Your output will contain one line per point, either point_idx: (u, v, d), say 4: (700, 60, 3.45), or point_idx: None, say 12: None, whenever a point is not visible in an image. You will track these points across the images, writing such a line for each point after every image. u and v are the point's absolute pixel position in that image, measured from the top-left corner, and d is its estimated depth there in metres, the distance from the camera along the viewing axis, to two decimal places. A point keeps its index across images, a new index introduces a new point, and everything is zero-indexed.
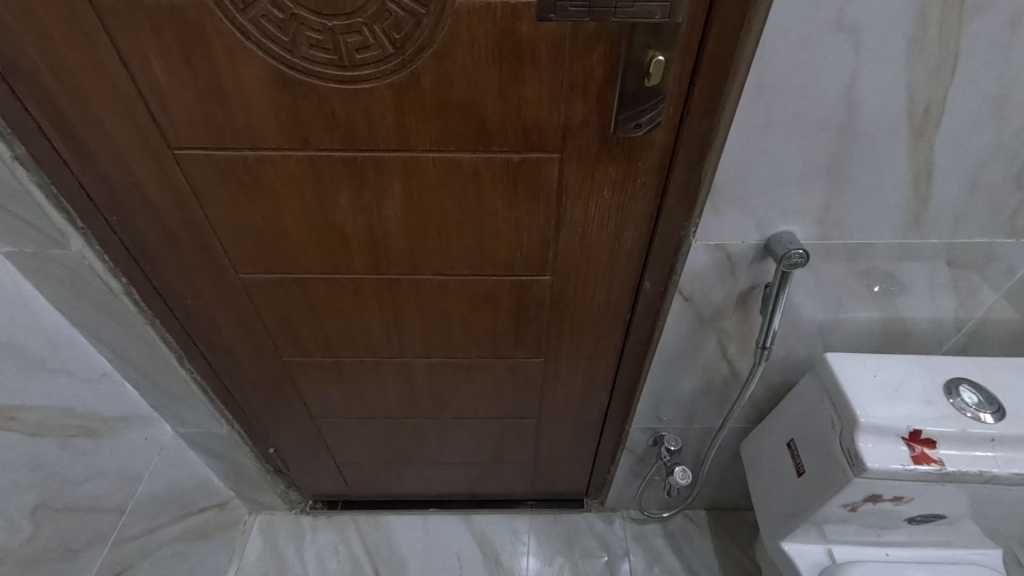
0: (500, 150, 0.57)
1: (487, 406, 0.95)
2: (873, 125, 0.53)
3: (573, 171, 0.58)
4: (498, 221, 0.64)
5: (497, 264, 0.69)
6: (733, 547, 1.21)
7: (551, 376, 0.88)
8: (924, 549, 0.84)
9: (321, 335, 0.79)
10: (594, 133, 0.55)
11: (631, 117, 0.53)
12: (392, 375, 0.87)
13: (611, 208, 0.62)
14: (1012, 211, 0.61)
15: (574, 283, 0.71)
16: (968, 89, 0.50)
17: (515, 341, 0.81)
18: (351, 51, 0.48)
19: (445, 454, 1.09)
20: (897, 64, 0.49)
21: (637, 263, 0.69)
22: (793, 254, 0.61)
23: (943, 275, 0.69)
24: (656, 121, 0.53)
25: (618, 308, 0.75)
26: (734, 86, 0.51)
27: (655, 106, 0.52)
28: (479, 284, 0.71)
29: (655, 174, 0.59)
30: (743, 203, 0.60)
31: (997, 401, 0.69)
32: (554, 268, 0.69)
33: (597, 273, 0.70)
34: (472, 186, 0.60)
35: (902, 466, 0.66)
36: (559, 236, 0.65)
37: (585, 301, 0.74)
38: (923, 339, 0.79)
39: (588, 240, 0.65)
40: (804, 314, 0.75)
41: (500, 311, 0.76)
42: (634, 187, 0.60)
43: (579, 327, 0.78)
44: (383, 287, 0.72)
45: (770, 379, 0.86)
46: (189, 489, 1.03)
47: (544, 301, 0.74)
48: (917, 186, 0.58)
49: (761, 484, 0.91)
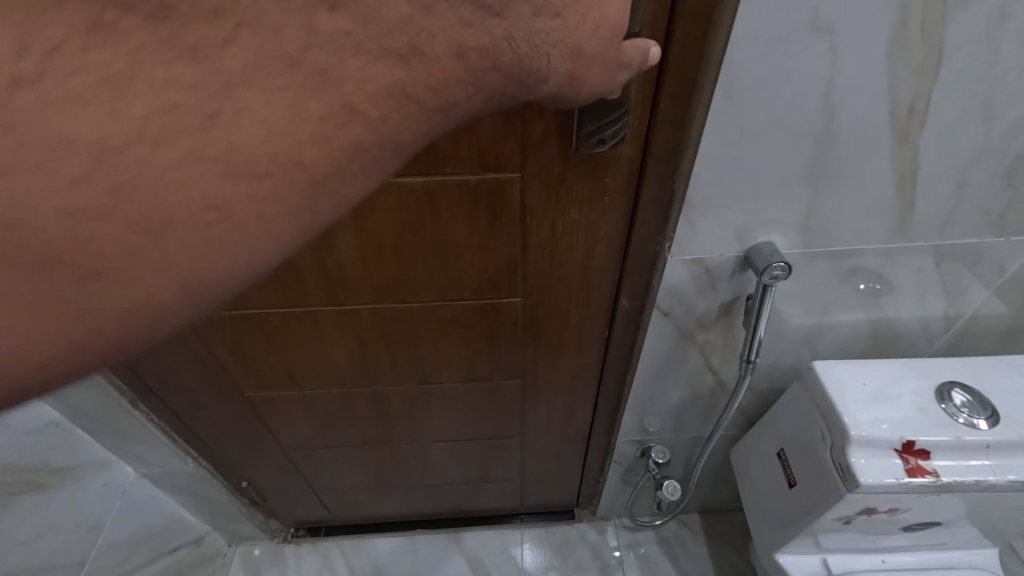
0: (455, 173, 0.52)
1: (466, 428, 0.91)
2: (854, 128, 0.49)
3: (536, 190, 0.54)
4: (459, 245, 0.59)
5: (464, 288, 0.64)
6: (728, 549, 1.19)
7: (530, 395, 0.84)
8: (920, 553, 0.82)
9: (283, 369, 0.74)
10: (555, 150, 0.50)
11: (593, 132, 0.48)
12: (364, 404, 0.83)
13: (580, 226, 0.58)
14: (1001, 210, 0.57)
15: (547, 304, 0.67)
16: (954, 87, 0.46)
17: (490, 364, 0.77)
18: None
19: (428, 476, 1.05)
20: (877, 65, 0.45)
21: (612, 281, 0.65)
22: (775, 268, 0.57)
23: (931, 275, 0.66)
24: (620, 135, 0.48)
25: (595, 326, 0.72)
26: (704, 95, 0.47)
27: (618, 120, 0.47)
28: (446, 309, 0.67)
29: (625, 189, 0.55)
30: (719, 215, 0.56)
31: (990, 405, 0.66)
32: (524, 289, 0.65)
33: (570, 292, 0.66)
34: (428, 210, 0.55)
35: (897, 479, 0.64)
36: (527, 257, 0.61)
37: (561, 321, 0.70)
38: (912, 340, 0.76)
39: (558, 260, 0.61)
40: (789, 322, 0.72)
41: (470, 335, 0.71)
42: (603, 204, 0.56)
43: (557, 346, 0.74)
44: (344, 318, 0.67)
45: (758, 386, 0.83)
46: (158, 529, 0.99)
47: (517, 322, 0.70)
48: (902, 189, 0.55)
49: (753, 493, 0.88)
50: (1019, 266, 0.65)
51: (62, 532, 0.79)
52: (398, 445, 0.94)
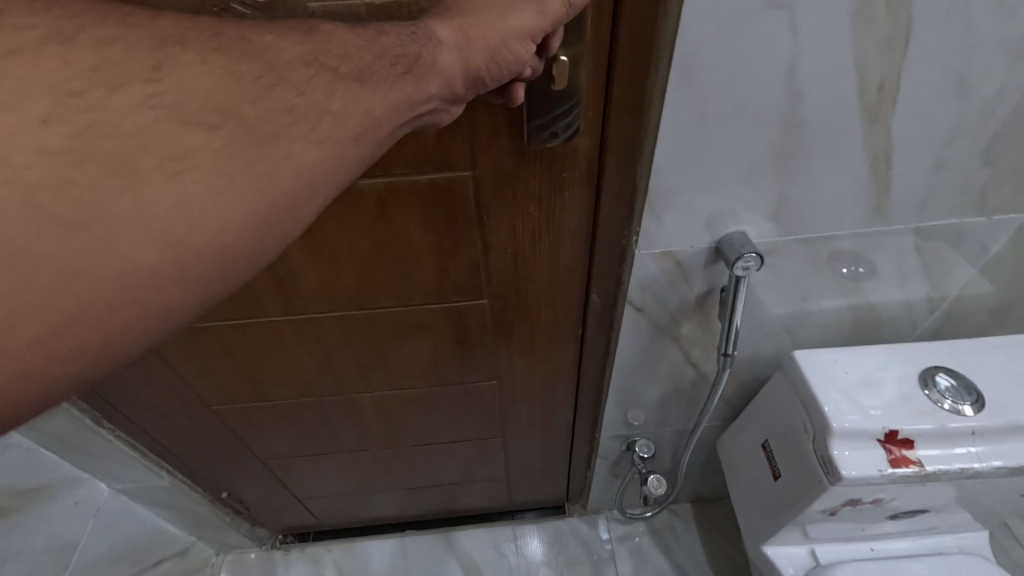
0: (402, 174, 0.49)
1: (446, 432, 0.89)
2: (821, 111, 0.46)
3: (491, 188, 0.51)
4: (417, 249, 0.56)
5: (428, 292, 0.62)
6: (720, 537, 1.18)
7: (507, 396, 0.82)
8: (909, 539, 0.80)
9: (248, 382, 0.72)
10: (507, 145, 0.47)
11: (544, 126, 0.45)
12: (335, 413, 0.80)
13: (542, 224, 0.55)
14: (981, 188, 0.55)
15: (515, 304, 0.65)
16: (926, 63, 0.44)
17: (463, 368, 0.74)
18: None
19: (412, 479, 1.03)
20: (842, 43, 0.42)
21: (582, 278, 0.62)
22: (747, 259, 0.54)
23: (911, 257, 0.64)
24: (573, 128, 0.46)
25: (568, 325, 0.69)
26: (660, 80, 0.44)
27: (569, 111, 0.45)
28: (409, 314, 0.64)
29: (587, 184, 0.52)
30: (686, 207, 0.54)
31: (975, 389, 0.64)
32: (489, 290, 0.62)
33: (538, 291, 0.63)
34: (378, 214, 0.53)
35: (879, 470, 0.62)
36: (489, 258, 0.58)
37: (532, 320, 0.68)
38: (895, 324, 0.74)
39: (523, 260, 0.59)
40: (767, 311, 0.70)
41: (438, 339, 0.69)
42: (565, 201, 0.53)
43: (530, 344, 0.72)
44: (304, 327, 0.64)
45: (739, 377, 0.81)
46: (138, 543, 0.97)
47: (486, 323, 0.67)
48: (876, 172, 0.52)
49: (739, 485, 0.87)
50: (1002, 247, 0.63)
51: (31, 556, 0.77)
52: (377, 450, 0.92)
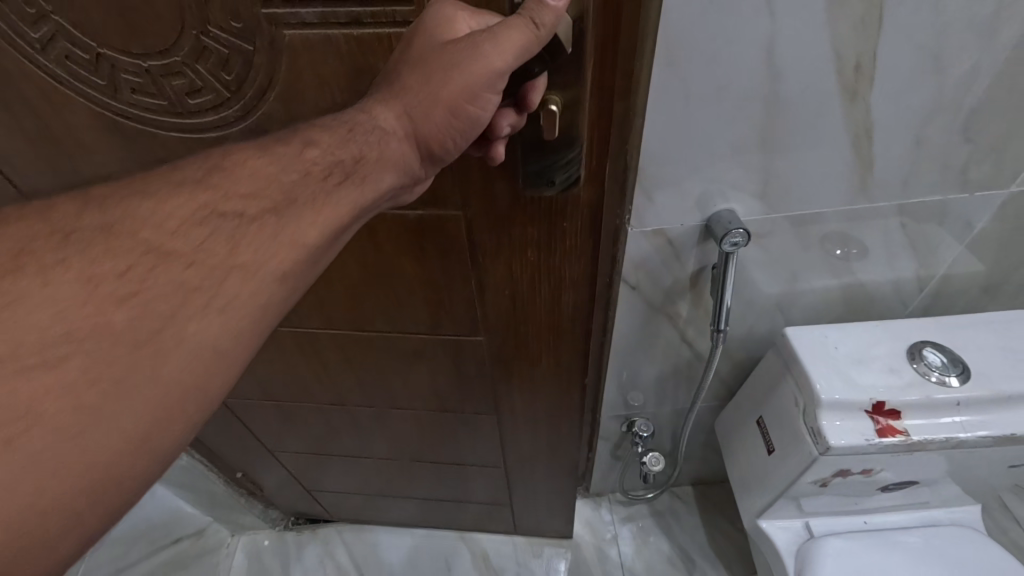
0: (396, 210, 0.52)
1: (446, 454, 0.92)
2: (800, 91, 0.49)
3: (484, 231, 0.53)
4: (412, 280, 0.59)
5: (425, 320, 0.64)
6: (722, 518, 1.20)
7: (506, 428, 0.83)
8: (903, 513, 0.82)
9: (255, 380, 0.76)
10: (502, 190, 0.49)
11: (544, 174, 0.47)
12: (337, 418, 0.83)
13: (538, 270, 0.56)
14: (962, 163, 0.57)
15: (512, 343, 0.66)
16: (899, 41, 0.46)
17: (462, 397, 0.77)
18: (182, 95, 0.42)
19: (414, 490, 1.06)
20: (818, 24, 0.44)
21: (582, 322, 0.63)
22: (734, 234, 0.57)
23: (898, 235, 0.66)
24: (570, 180, 0.47)
25: (567, 367, 0.70)
26: (645, 58, 0.46)
27: (567, 162, 0.46)
28: (405, 341, 0.67)
29: (584, 237, 0.53)
30: (676, 185, 0.56)
31: (961, 362, 0.66)
32: (486, 325, 0.64)
33: (537, 332, 0.65)
34: (371, 244, 0.55)
35: (866, 440, 0.64)
36: (485, 297, 0.60)
37: (532, 360, 0.69)
38: (886, 302, 0.76)
39: (519, 301, 0.60)
40: (758, 290, 0.72)
41: (436, 365, 0.71)
42: (562, 250, 0.54)
43: (532, 377, 0.72)
44: (305, 340, 0.68)
45: (734, 356, 0.83)
46: (163, 522, 1.05)
47: (484, 359, 0.69)
48: (858, 149, 0.54)
49: (734, 461, 0.89)
50: (987, 222, 0.65)
51: None
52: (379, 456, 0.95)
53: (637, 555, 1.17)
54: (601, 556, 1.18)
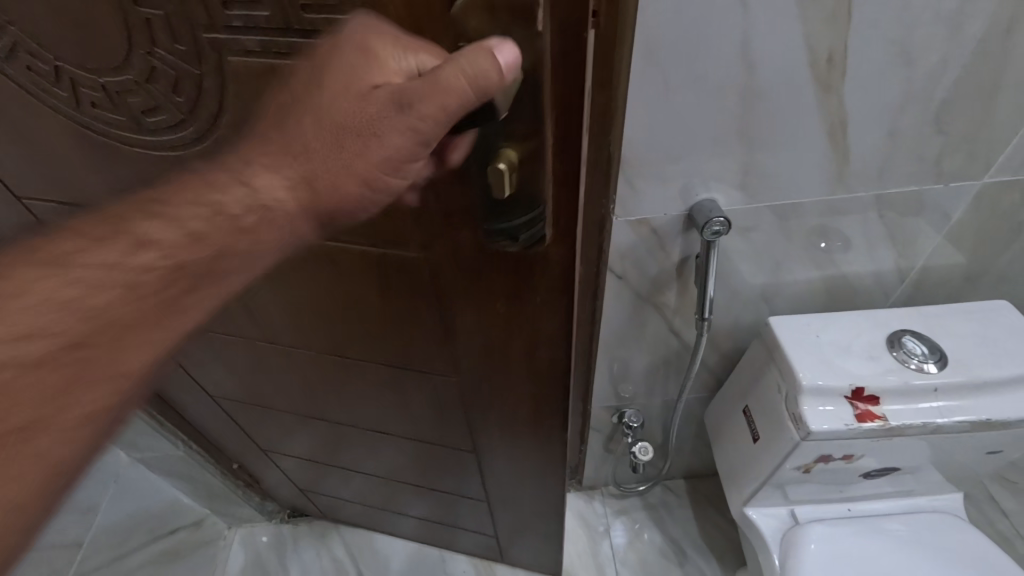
0: (358, 243, 0.47)
1: (430, 478, 0.90)
2: (775, 84, 0.51)
3: (449, 275, 0.48)
4: (380, 313, 0.55)
5: (402, 349, 0.61)
6: (713, 511, 1.22)
7: (486, 466, 0.80)
8: (887, 500, 0.84)
9: (242, 384, 0.76)
10: (464, 237, 0.44)
11: (503, 232, 0.41)
12: (322, 428, 0.83)
13: (508, 321, 0.51)
14: (935, 155, 0.59)
15: (486, 388, 0.62)
16: (868, 35, 0.48)
17: (442, 429, 0.74)
18: (139, 114, 0.39)
19: (400, 504, 1.04)
20: (790, 17, 0.46)
21: (558, 377, 0.57)
22: (714, 223, 0.59)
23: (877, 226, 0.67)
24: (534, 239, 0.41)
25: (544, 419, 0.65)
26: (626, 52, 0.47)
27: (528, 221, 0.40)
28: (380, 368, 0.64)
29: (556, 294, 0.47)
30: (658, 174, 0.58)
31: (939, 349, 0.68)
32: (459, 362, 0.60)
33: (510, 380, 0.60)
34: (336, 274, 0.52)
35: (846, 425, 0.66)
36: (455, 339, 0.56)
37: (507, 407, 0.64)
38: (868, 292, 0.77)
39: (491, 348, 0.56)
40: (743, 280, 0.74)
41: (412, 396, 0.68)
42: (533, 305, 0.49)
43: (511, 422, 0.67)
44: (283, 355, 0.67)
45: (721, 347, 0.85)
46: (158, 509, 1.15)
47: (460, 398, 0.66)
48: (833, 140, 0.56)
49: (722, 451, 0.91)
50: (963, 213, 0.67)
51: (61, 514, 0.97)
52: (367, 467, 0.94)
53: (629, 546, 1.19)
54: (593, 547, 1.19)
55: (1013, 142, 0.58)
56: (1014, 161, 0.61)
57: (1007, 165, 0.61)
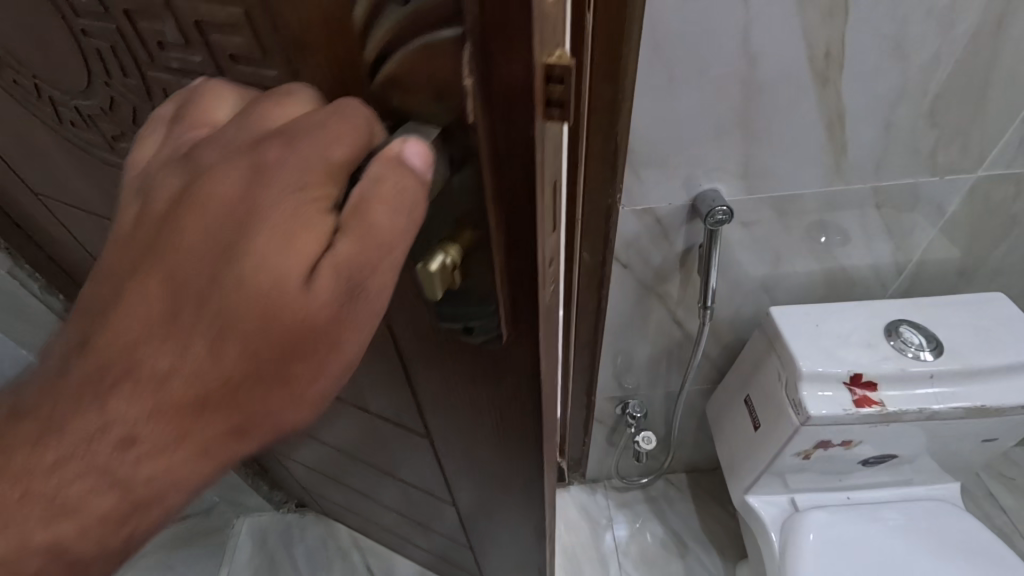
0: None
1: (416, 511, 0.86)
2: (775, 76, 0.53)
3: (413, 343, 0.40)
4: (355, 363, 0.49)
5: (374, 390, 0.54)
6: (714, 504, 1.24)
7: (470, 518, 0.73)
8: (883, 488, 0.86)
9: None
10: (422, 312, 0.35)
11: (455, 319, 0.32)
12: (317, 445, 0.82)
13: (475, 403, 0.42)
14: (930, 148, 0.61)
15: (464, 457, 0.55)
16: (864, 31, 0.50)
17: (426, 476, 0.69)
18: (111, 138, 0.36)
19: (393, 524, 1.03)
20: (789, 13, 0.49)
21: (533, 470, 0.48)
22: (717, 212, 0.61)
23: (875, 219, 0.70)
24: (490, 334, 0.32)
25: (523, 502, 0.57)
26: (632, 47, 0.49)
27: (482, 316, 0.31)
28: (363, 409, 0.60)
29: (525, 393, 0.37)
30: (663, 163, 0.61)
31: (935, 338, 0.70)
32: (429, 417, 0.52)
33: (486, 459, 0.52)
34: None
35: (844, 410, 0.68)
36: (428, 403, 0.49)
37: (486, 479, 0.57)
38: (867, 284, 0.80)
39: (462, 423, 0.48)
40: (744, 270, 0.76)
41: (394, 441, 0.64)
42: (500, 398, 0.39)
43: (485, 487, 0.59)
44: None
45: (723, 338, 0.87)
46: None
47: (439, 454, 0.59)
48: (832, 131, 0.58)
49: (723, 441, 0.93)
50: (957, 206, 0.69)
51: None
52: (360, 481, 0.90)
53: (632, 539, 1.21)
54: (596, 539, 1.21)
55: (1004, 136, 0.61)
56: (1006, 156, 0.63)
57: (999, 158, 0.63)
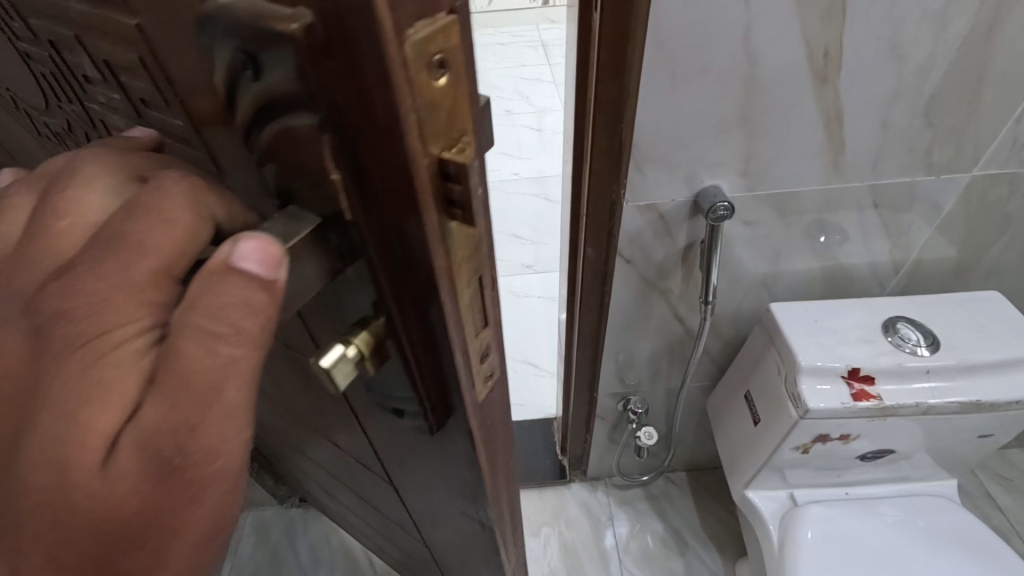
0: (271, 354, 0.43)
1: (394, 537, 0.86)
2: (775, 74, 0.55)
3: (352, 395, 0.42)
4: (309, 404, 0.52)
5: (329, 427, 0.55)
6: (714, 502, 1.26)
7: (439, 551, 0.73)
8: (882, 484, 0.87)
9: None
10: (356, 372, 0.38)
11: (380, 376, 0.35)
12: (298, 467, 0.84)
13: (415, 451, 0.44)
14: (926, 147, 0.63)
15: (420, 498, 0.56)
16: (862, 32, 0.52)
17: (395, 511, 0.70)
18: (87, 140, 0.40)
19: (378, 545, 1.03)
20: (788, 14, 0.50)
21: (478, 516, 0.48)
22: (719, 208, 0.62)
23: (873, 217, 0.71)
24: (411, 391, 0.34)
25: (480, 545, 0.56)
26: (637, 47, 0.51)
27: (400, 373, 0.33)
28: (328, 446, 0.62)
29: (454, 447, 0.38)
30: (666, 161, 0.62)
31: (932, 334, 0.72)
32: (380, 454, 0.52)
33: (437, 503, 0.53)
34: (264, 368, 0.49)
35: (842, 403, 0.69)
36: (377, 448, 0.51)
37: (441, 519, 0.57)
38: (865, 282, 0.81)
39: (409, 467, 0.49)
40: (744, 267, 0.77)
41: (361, 477, 0.65)
42: (433, 447, 0.41)
43: (445, 529, 0.59)
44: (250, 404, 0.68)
45: (724, 334, 0.89)
46: None
47: (398, 493, 0.61)
48: (830, 130, 0.60)
49: (723, 438, 0.94)
50: (954, 205, 0.70)
51: None
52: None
53: (632, 536, 1.22)
54: (597, 536, 1.23)
55: (998, 136, 0.63)
56: (1000, 156, 0.65)
57: (993, 158, 0.65)
